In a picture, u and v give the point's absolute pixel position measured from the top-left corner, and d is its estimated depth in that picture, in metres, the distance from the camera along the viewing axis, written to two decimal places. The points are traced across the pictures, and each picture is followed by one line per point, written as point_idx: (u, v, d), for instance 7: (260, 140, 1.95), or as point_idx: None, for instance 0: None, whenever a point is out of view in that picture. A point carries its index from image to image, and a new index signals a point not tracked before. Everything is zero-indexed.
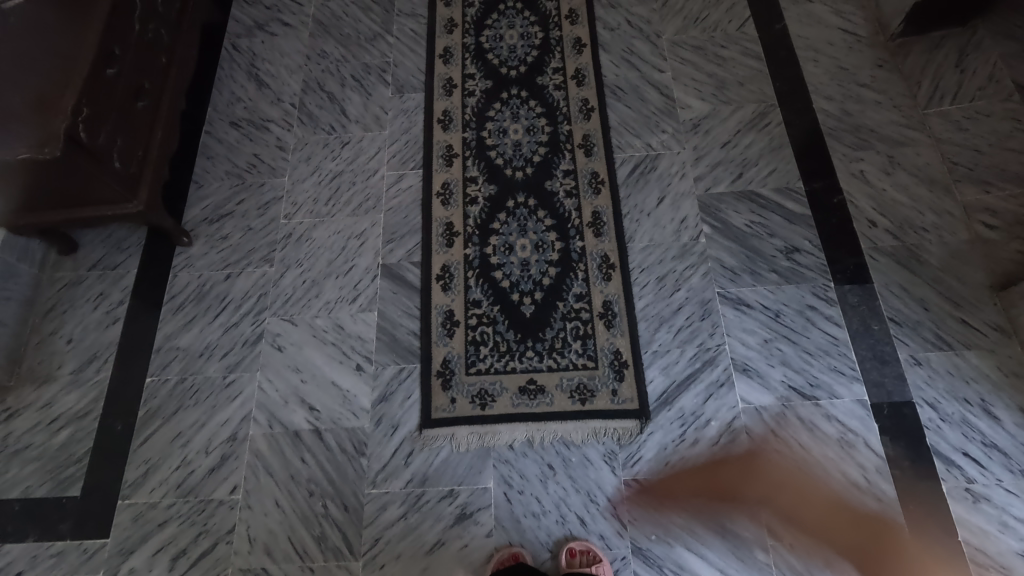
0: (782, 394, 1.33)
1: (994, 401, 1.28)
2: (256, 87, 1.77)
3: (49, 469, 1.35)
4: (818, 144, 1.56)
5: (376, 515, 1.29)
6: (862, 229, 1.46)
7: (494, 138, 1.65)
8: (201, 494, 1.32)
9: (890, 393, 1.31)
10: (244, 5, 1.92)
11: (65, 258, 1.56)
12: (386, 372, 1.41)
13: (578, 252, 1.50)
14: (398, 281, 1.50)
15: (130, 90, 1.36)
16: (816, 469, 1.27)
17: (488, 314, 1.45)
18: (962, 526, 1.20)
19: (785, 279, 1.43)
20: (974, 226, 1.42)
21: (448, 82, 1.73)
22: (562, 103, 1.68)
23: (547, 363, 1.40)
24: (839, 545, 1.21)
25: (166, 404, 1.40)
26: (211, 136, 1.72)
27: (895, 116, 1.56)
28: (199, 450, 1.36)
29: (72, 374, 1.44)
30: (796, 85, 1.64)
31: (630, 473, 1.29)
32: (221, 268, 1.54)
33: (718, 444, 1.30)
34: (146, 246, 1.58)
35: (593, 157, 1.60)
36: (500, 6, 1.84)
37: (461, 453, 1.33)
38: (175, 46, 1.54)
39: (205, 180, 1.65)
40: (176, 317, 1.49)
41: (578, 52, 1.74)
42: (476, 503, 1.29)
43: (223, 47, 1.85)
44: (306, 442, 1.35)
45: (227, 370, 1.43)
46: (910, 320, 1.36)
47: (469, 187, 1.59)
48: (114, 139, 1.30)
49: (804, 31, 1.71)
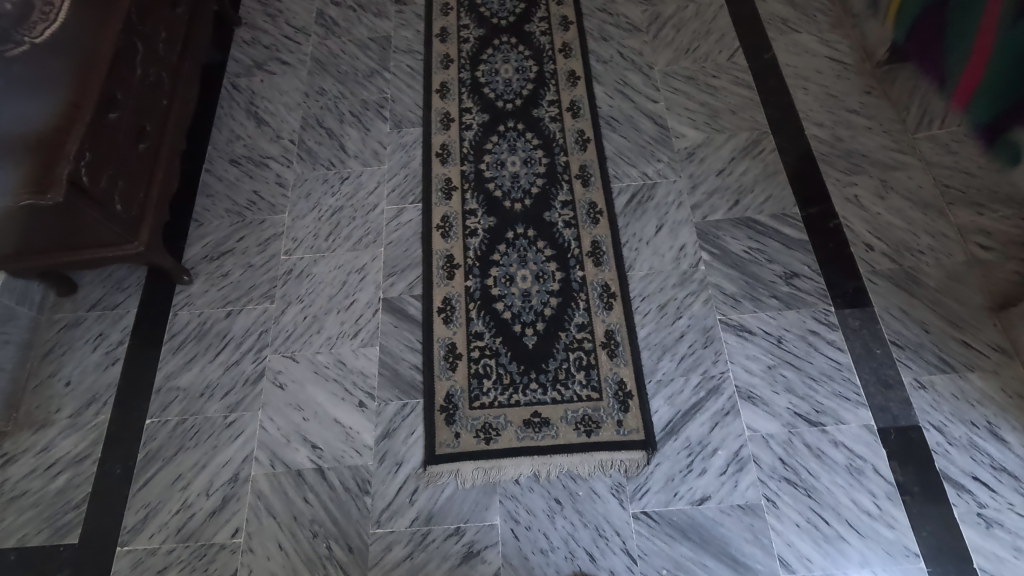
0: (788, 421, 1.32)
1: (1001, 423, 1.27)
2: (256, 125, 1.80)
3: (46, 516, 1.33)
4: (812, 169, 1.59)
5: (381, 554, 1.26)
6: (859, 252, 1.47)
7: (492, 171, 1.67)
8: (202, 538, 1.29)
9: (897, 418, 1.30)
10: (243, 44, 1.95)
11: (65, 299, 1.56)
12: (389, 408, 1.39)
13: (579, 281, 1.50)
14: (399, 314, 1.50)
15: (133, 132, 1.38)
16: (826, 497, 1.25)
17: (491, 346, 1.45)
18: (977, 552, 1.18)
19: (786, 305, 1.44)
20: (970, 247, 1.43)
21: (445, 116, 1.76)
22: (558, 134, 1.71)
23: (551, 395, 1.39)
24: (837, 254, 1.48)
25: (166, 445, 1.38)
26: (211, 174, 1.73)
27: (885, 141, 1.60)
28: (200, 492, 1.34)
29: (70, 418, 1.42)
30: (788, 113, 1.67)
31: (639, 506, 1.27)
32: (222, 305, 1.54)
33: (726, 474, 1.29)
34: (146, 285, 1.58)
35: (591, 187, 1.62)
36: (494, 41, 1.88)
37: (466, 489, 1.31)
38: (175, 88, 1.56)
39: (205, 218, 1.66)
40: (177, 356, 1.48)
41: (573, 84, 1.78)
42: (483, 540, 1.26)
43: (222, 86, 1.88)
44: (309, 481, 1.33)
45: (228, 410, 1.42)
46: (912, 342, 1.36)
47: (468, 220, 1.60)
48: (117, 181, 1.32)
49: (792, 60, 1.75)
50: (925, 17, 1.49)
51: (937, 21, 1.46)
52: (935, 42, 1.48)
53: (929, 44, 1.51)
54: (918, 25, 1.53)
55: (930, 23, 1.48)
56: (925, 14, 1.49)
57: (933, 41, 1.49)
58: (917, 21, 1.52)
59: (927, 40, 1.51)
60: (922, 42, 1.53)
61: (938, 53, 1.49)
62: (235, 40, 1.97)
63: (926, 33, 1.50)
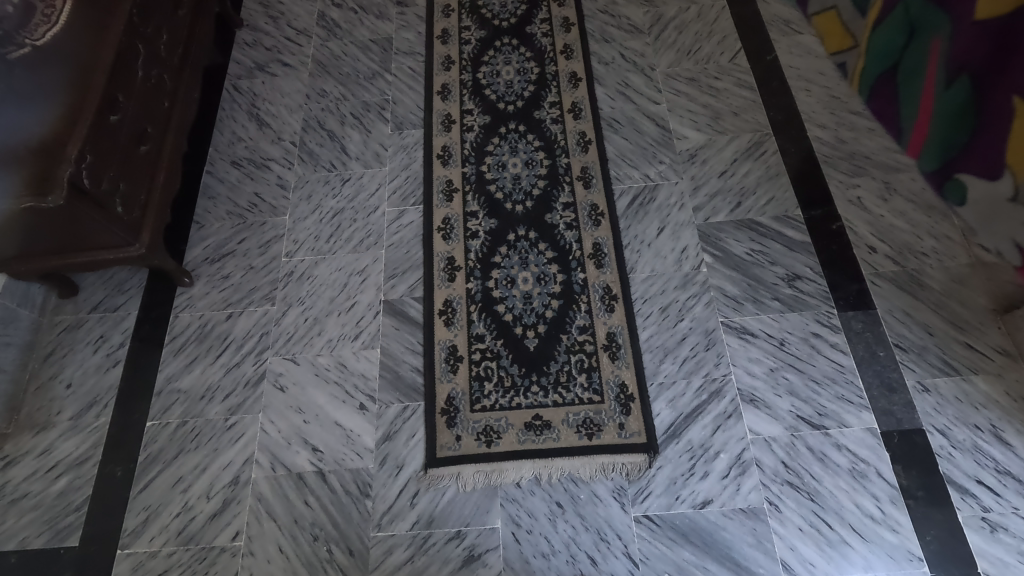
0: (790, 424, 1.32)
1: (1005, 427, 1.26)
2: (257, 127, 1.80)
3: (46, 518, 1.33)
4: (814, 170, 1.58)
5: (382, 558, 1.26)
6: (862, 255, 1.46)
7: (493, 172, 1.67)
8: (202, 542, 1.29)
9: (900, 421, 1.29)
10: (244, 46, 1.96)
11: (66, 301, 1.56)
12: (389, 411, 1.39)
13: (580, 284, 1.50)
14: (400, 316, 1.49)
15: (135, 135, 1.38)
16: (829, 501, 1.24)
17: (492, 349, 1.44)
18: (981, 556, 1.17)
19: (789, 308, 1.43)
20: (974, 249, 1.43)
21: (446, 118, 1.75)
22: (560, 136, 1.70)
23: (553, 398, 1.38)
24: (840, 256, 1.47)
25: (167, 448, 1.38)
26: (212, 176, 1.73)
27: (888, 142, 1.59)
28: (200, 495, 1.34)
29: (71, 420, 1.42)
30: (790, 114, 1.67)
31: (640, 510, 1.27)
32: (223, 307, 1.54)
33: (728, 478, 1.28)
34: (147, 287, 1.58)
35: (592, 189, 1.62)
36: (496, 43, 1.88)
37: (467, 493, 1.31)
38: (177, 90, 1.57)
39: (207, 220, 1.66)
40: (178, 358, 1.48)
41: (574, 86, 1.77)
42: (484, 544, 1.26)
43: (224, 88, 1.88)
44: (310, 484, 1.33)
45: (228, 413, 1.41)
46: (916, 346, 1.35)
47: (469, 222, 1.60)
48: (118, 184, 1.32)
49: (795, 61, 1.75)
50: (879, 86, 1.35)
51: (891, 91, 1.32)
52: (891, 110, 1.34)
53: (889, 112, 1.34)
54: (878, 88, 1.36)
55: (885, 92, 1.34)
56: (879, 82, 1.35)
57: (891, 112, 1.34)
58: (873, 90, 1.37)
59: (884, 107, 1.35)
60: (882, 108, 1.36)
61: (893, 122, 1.35)
62: (236, 42, 1.97)
63: (884, 101, 1.35)
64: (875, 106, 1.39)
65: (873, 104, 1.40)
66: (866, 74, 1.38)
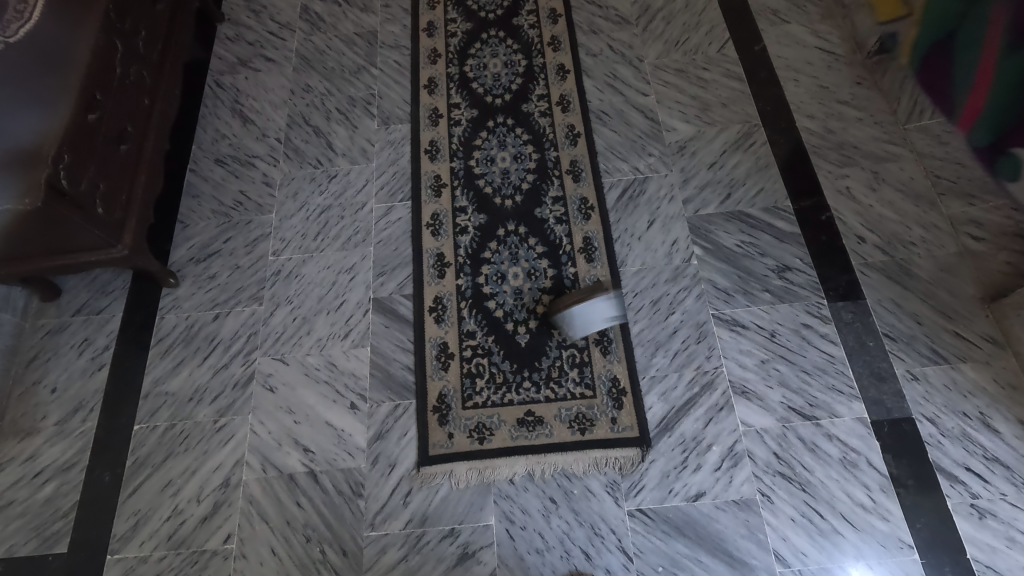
0: (782, 415, 1.32)
1: (993, 414, 1.27)
2: (241, 124, 1.77)
3: (34, 525, 1.31)
4: (804, 161, 1.58)
5: (376, 558, 1.25)
6: (851, 245, 1.46)
7: (481, 167, 1.65)
8: (193, 546, 1.28)
9: (890, 410, 1.30)
10: (226, 41, 1.92)
11: (49, 304, 1.53)
12: (381, 410, 1.38)
13: (571, 279, 1.49)
14: (390, 314, 1.48)
15: (114, 134, 1.35)
16: (820, 491, 1.25)
17: (483, 345, 1.43)
18: (970, 543, 1.18)
19: (779, 299, 1.43)
20: (961, 238, 1.43)
21: (434, 112, 1.73)
22: (549, 129, 1.69)
23: (544, 394, 1.38)
24: (831, 247, 1.47)
25: (156, 451, 1.36)
26: (196, 174, 1.70)
27: (877, 132, 1.59)
28: (191, 498, 1.32)
29: (57, 425, 1.40)
30: (779, 105, 1.66)
31: (634, 504, 1.27)
32: (210, 308, 1.52)
33: (721, 470, 1.28)
34: (132, 288, 1.55)
35: (582, 183, 1.60)
36: (482, 35, 1.86)
37: (460, 490, 1.30)
38: (158, 87, 1.54)
39: (191, 220, 1.63)
40: (165, 360, 1.46)
41: (563, 78, 1.76)
42: (478, 541, 1.25)
43: (206, 85, 1.85)
44: (302, 485, 1.32)
45: (217, 415, 1.40)
46: (905, 335, 1.36)
47: (459, 217, 1.58)
48: (98, 184, 1.29)
49: (783, 51, 1.74)
50: (933, 55, 1.40)
51: (942, 59, 1.37)
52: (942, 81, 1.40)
53: (938, 83, 1.42)
54: (928, 58, 1.43)
55: (937, 61, 1.40)
56: (933, 50, 1.40)
57: (942, 81, 1.40)
58: (926, 59, 1.43)
59: (935, 76, 1.42)
60: (933, 78, 1.43)
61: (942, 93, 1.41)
62: (218, 37, 1.93)
63: (934, 71, 1.41)
64: (926, 75, 1.46)
65: (924, 73, 1.46)
66: (917, 45, 1.46)
